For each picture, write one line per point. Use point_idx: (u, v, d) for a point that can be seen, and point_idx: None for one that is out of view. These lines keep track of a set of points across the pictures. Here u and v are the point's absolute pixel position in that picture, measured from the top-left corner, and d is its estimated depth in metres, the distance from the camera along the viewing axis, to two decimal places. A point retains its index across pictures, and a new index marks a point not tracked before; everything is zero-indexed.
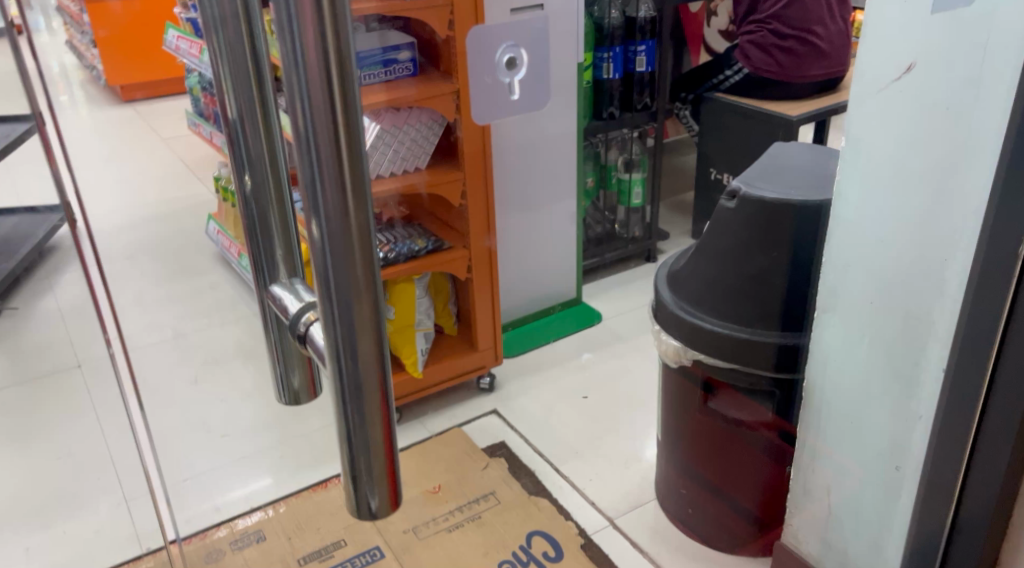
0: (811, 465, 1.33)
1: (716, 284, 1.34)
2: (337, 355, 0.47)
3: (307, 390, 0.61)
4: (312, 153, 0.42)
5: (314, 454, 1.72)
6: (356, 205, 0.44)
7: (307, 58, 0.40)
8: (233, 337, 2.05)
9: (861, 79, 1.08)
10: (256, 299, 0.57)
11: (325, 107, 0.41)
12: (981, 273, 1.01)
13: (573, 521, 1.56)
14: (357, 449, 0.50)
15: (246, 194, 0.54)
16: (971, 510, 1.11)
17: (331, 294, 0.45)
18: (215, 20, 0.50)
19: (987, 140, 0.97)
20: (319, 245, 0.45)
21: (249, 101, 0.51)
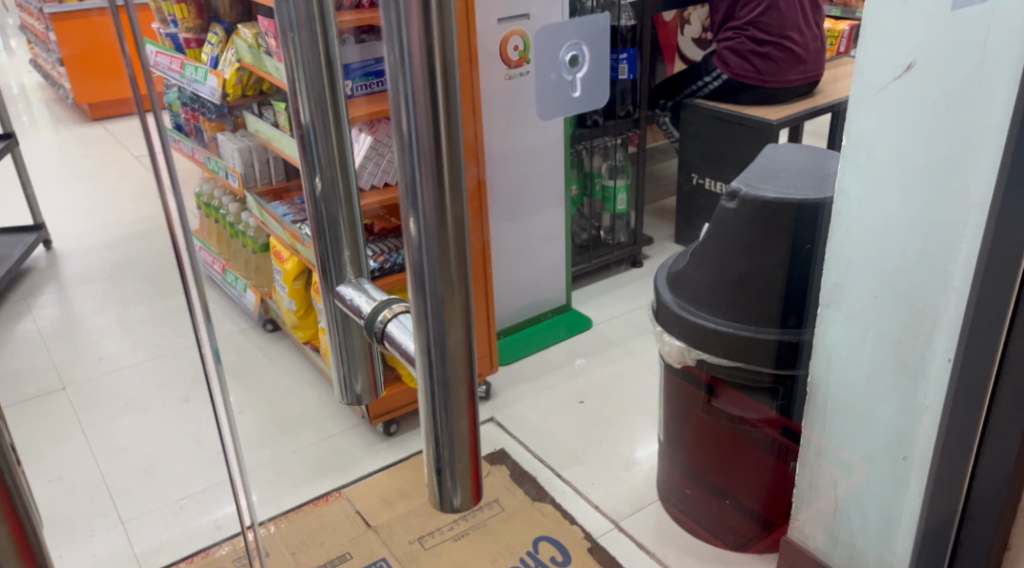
0: (816, 460, 1.35)
1: (716, 284, 1.35)
2: (427, 349, 0.48)
3: (369, 391, 0.61)
4: (415, 147, 0.43)
5: (313, 468, 1.72)
6: (452, 202, 0.45)
7: (414, 56, 0.41)
8: None
9: (861, 78, 1.11)
10: (323, 300, 0.57)
11: (429, 104, 0.42)
12: (988, 261, 1.03)
13: (578, 526, 1.58)
14: (444, 444, 0.50)
15: (315, 197, 0.55)
16: (980, 501, 1.12)
17: (425, 288, 0.46)
18: (290, 22, 0.50)
19: (988, 134, 1.01)
20: (415, 242, 0.46)
21: (322, 104, 0.52)
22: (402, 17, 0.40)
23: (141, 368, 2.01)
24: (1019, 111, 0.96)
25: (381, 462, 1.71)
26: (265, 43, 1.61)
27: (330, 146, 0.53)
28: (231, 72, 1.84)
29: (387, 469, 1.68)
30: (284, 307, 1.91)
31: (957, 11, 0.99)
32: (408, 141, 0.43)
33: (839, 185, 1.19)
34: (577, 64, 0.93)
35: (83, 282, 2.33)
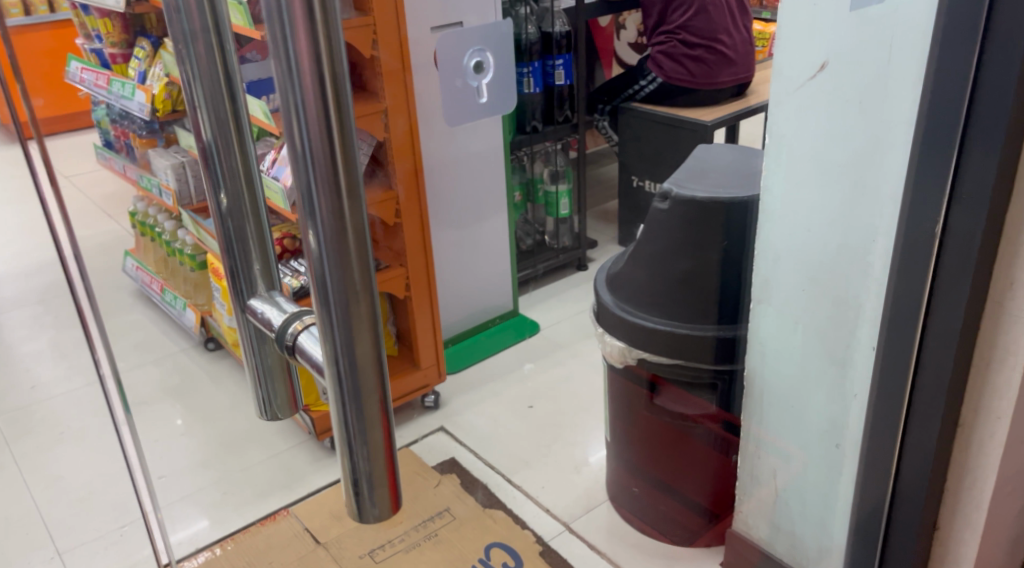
0: (756, 453, 1.37)
1: (653, 285, 1.36)
2: (335, 360, 0.47)
3: (287, 405, 0.60)
4: (308, 159, 0.42)
5: (260, 488, 1.70)
6: (351, 211, 0.44)
7: (302, 66, 0.40)
8: (163, 376, 1.99)
9: (779, 77, 1.14)
10: (235, 316, 0.56)
11: (319, 113, 0.41)
12: (903, 251, 1.04)
13: (529, 530, 1.58)
14: (358, 454, 0.50)
15: (221, 213, 0.54)
16: (907, 488, 1.13)
17: (329, 299, 0.46)
18: (184, 35, 0.49)
19: (898, 129, 1.03)
20: (315, 253, 0.45)
21: (221, 119, 0.51)
22: (286, 25, 0.40)
23: (79, 393, 1.97)
24: (924, 103, 0.97)
25: (327, 476, 1.65)
26: None
27: (231, 159, 0.52)
28: (160, 88, 1.80)
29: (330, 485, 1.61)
30: (224, 324, 1.88)
31: (856, 11, 1.02)
32: (301, 151, 0.42)
33: (764, 181, 1.21)
34: (481, 71, 0.85)
35: (16, 308, 2.26)
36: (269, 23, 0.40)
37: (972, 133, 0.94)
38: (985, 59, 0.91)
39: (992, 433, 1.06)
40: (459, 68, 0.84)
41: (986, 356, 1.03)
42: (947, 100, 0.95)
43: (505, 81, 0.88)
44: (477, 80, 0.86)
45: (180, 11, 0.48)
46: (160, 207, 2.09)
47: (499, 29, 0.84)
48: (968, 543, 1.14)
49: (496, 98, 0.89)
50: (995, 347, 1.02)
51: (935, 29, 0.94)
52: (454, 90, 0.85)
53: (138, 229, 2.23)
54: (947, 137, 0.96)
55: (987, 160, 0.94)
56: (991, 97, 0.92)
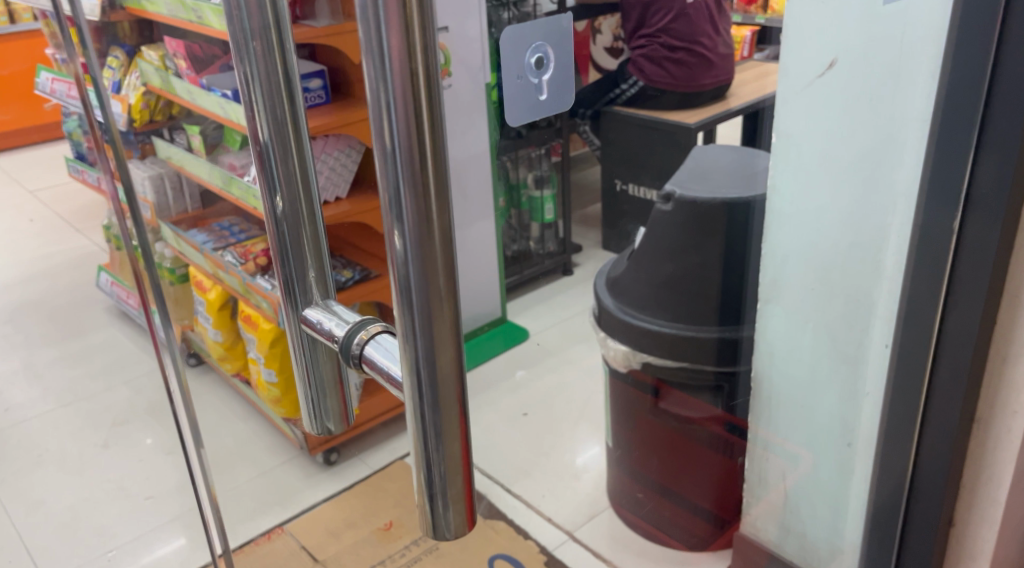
0: (764, 455, 1.37)
1: (657, 288, 1.35)
2: (416, 370, 0.45)
3: (340, 420, 0.57)
4: (397, 159, 0.40)
5: (247, 506, 1.63)
6: (439, 214, 0.42)
7: (394, 59, 0.38)
8: (144, 394, 1.93)
9: (787, 76, 1.13)
10: (288, 326, 0.53)
11: (410, 109, 0.39)
12: (918, 248, 1.04)
13: (533, 540, 1.56)
14: (436, 469, 0.47)
15: (276, 218, 0.51)
16: (924, 485, 1.13)
17: (413, 306, 0.43)
18: (243, 31, 0.46)
19: (911, 127, 1.02)
20: (399, 256, 0.42)
21: (279, 119, 0.48)
22: (379, 14, 0.37)
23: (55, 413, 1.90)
24: (939, 101, 0.97)
25: (322, 493, 1.65)
26: (173, 66, 1.67)
27: (289, 161, 0.49)
28: (136, 97, 1.75)
29: (331, 498, 1.64)
30: (208, 341, 1.80)
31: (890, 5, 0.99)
32: (390, 149, 0.40)
33: (770, 182, 1.21)
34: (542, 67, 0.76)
35: None
36: (361, 13, 0.38)
37: (989, 132, 0.93)
38: (1002, 57, 0.90)
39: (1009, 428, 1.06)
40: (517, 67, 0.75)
41: (1002, 353, 1.03)
42: (962, 98, 0.94)
43: (564, 80, 0.78)
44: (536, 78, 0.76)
45: (240, 6, 0.45)
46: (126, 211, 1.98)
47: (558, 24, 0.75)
48: (985, 540, 1.14)
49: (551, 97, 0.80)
50: (1011, 345, 1.01)
51: (950, 27, 0.94)
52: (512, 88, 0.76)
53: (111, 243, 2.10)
54: (963, 135, 0.96)
55: (1004, 160, 0.93)
56: (1009, 95, 0.90)
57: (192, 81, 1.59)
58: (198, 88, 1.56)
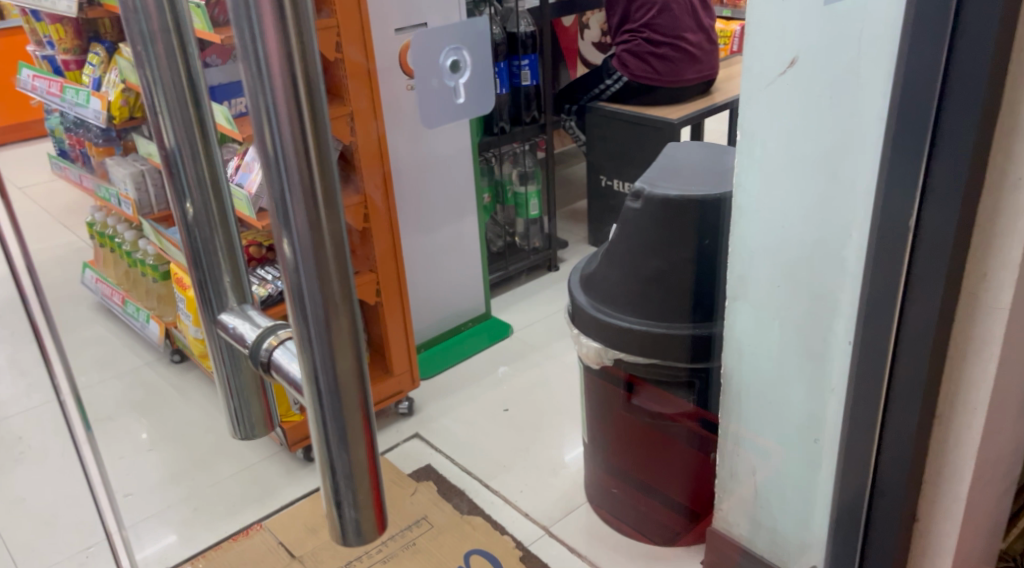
0: (734, 450, 1.37)
1: (629, 285, 1.35)
2: (315, 376, 0.45)
3: (263, 423, 0.57)
4: (282, 167, 0.40)
5: (229, 502, 1.65)
6: (329, 220, 0.42)
7: (273, 68, 0.38)
8: (125, 391, 1.93)
9: (750, 74, 1.13)
10: (204, 331, 0.54)
11: (292, 116, 0.39)
12: (878, 245, 1.04)
13: (509, 535, 1.56)
14: (340, 474, 0.47)
15: (187, 223, 0.51)
16: (887, 480, 1.13)
17: (307, 312, 0.43)
18: (143, 39, 0.46)
19: (869, 123, 1.02)
20: (291, 265, 0.43)
21: (186, 124, 0.48)
22: (256, 24, 0.38)
23: (37, 410, 1.90)
24: (895, 98, 0.97)
25: (301, 490, 1.65)
26: None
27: (197, 166, 0.50)
28: (116, 95, 1.74)
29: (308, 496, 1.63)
30: (190, 336, 1.84)
31: (830, 6, 1.01)
32: (275, 156, 0.40)
33: (737, 179, 1.20)
34: (457, 70, 0.82)
35: None
36: (237, 24, 0.38)
37: (943, 130, 0.93)
38: (955, 55, 0.90)
39: (969, 423, 1.07)
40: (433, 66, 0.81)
41: (962, 347, 1.04)
42: (917, 94, 0.94)
43: (483, 81, 0.83)
44: (452, 80, 0.82)
45: (138, 12, 0.46)
46: (119, 215, 2.04)
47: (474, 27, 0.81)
48: (949, 535, 1.15)
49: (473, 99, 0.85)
50: (971, 339, 1.03)
51: (904, 24, 0.94)
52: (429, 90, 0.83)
53: (98, 241, 2.14)
54: (918, 133, 0.95)
55: (958, 158, 0.93)
56: (961, 92, 0.91)
57: None
58: None
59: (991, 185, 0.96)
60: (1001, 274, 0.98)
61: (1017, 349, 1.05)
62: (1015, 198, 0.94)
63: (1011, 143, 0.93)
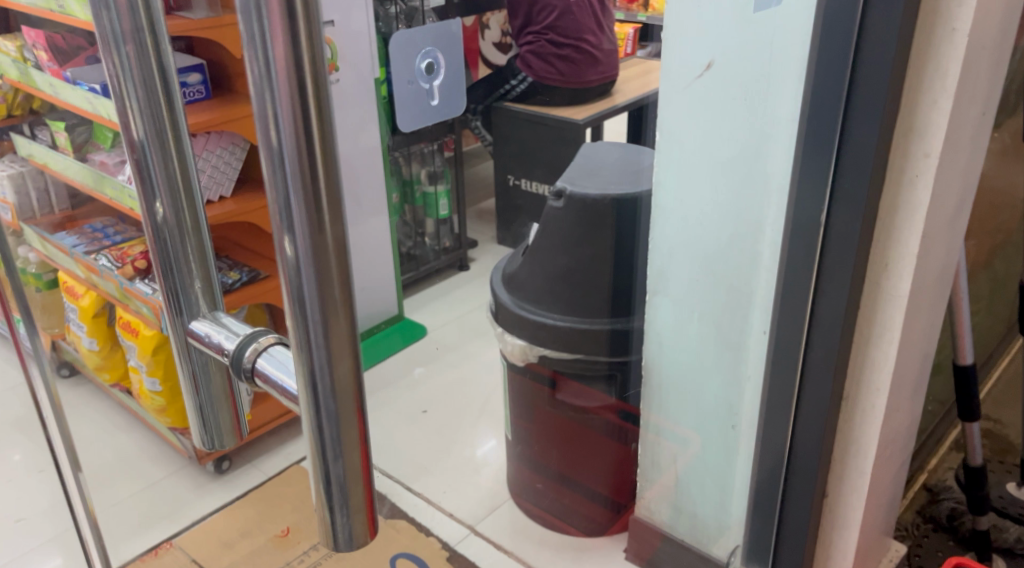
0: (656, 440, 1.40)
1: (552, 283, 1.36)
2: (312, 382, 0.43)
3: (233, 433, 0.55)
4: (284, 166, 0.39)
5: (135, 521, 1.57)
6: (332, 222, 0.41)
7: (279, 64, 0.37)
8: None
9: (668, 75, 1.15)
10: (175, 340, 0.51)
11: (298, 113, 0.38)
12: (792, 239, 1.09)
13: (434, 537, 1.56)
14: (334, 482, 0.46)
15: (156, 225, 0.48)
16: (801, 462, 1.18)
17: (306, 316, 0.42)
18: (114, 34, 0.44)
19: (783, 124, 1.07)
20: (291, 269, 0.41)
21: (159, 124, 0.46)
22: (263, 20, 0.36)
23: None
24: (806, 99, 1.01)
25: (214, 504, 1.59)
26: (31, 57, 1.56)
27: (170, 166, 0.47)
28: None
29: (223, 508, 1.59)
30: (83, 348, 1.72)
31: (760, 13, 1.04)
32: (278, 156, 0.39)
33: (655, 177, 1.23)
34: (433, 71, 0.87)
35: None
36: (243, 15, 0.37)
37: (850, 132, 0.98)
38: (861, 58, 0.94)
39: (873, 404, 1.13)
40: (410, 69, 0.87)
41: (867, 333, 1.10)
42: (827, 94, 0.99)
43: (455, 80, 0.89)
44: (428, 81, 0.88)
45: (108, 6, 0.43)
46: None
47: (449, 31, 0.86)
48: (855, 509, 1.21)
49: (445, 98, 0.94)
50: (874, 325, 1.09)
51: (814, 29, 0.98)
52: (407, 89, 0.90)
53: None
54: (828, 133, 1.00)
55: (863, 157, 0.98)
56: (866, 96, 0.95)
57: (55, 74, 1.50)
58: (61, 80, 1.49)
59: (890, 182, 1.02)
60: (900, 263, 1.04)
61: (914, 333, 1.12)
62: (912, 195, 1.01)
63: (909, 143, 0.99)
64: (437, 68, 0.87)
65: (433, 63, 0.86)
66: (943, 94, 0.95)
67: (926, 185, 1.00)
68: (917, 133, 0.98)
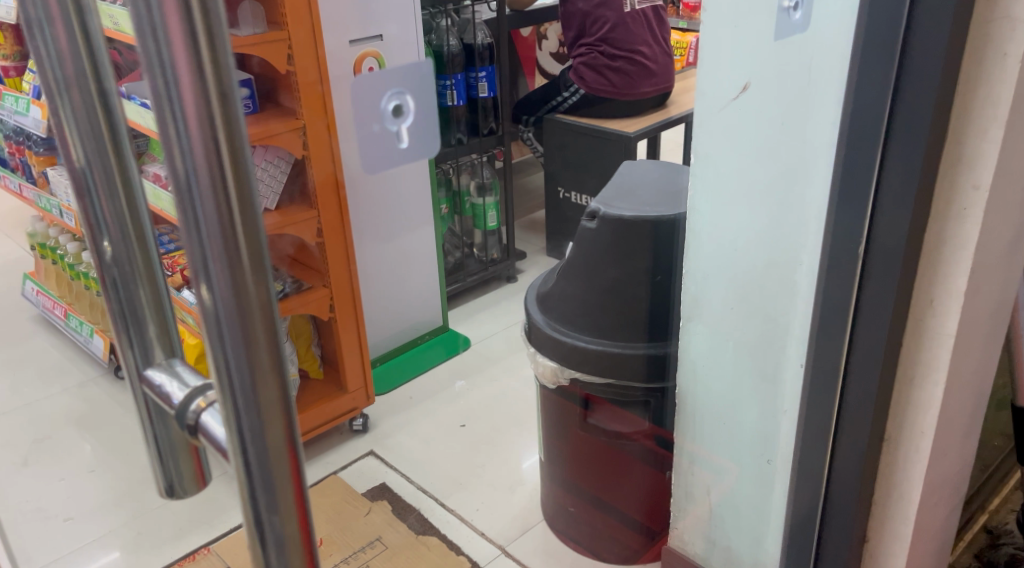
0: (689, 469, 1.36)
1: (583, 305, 1.32)
2: (241, 445, 0.42)
3: (194, 479, 0.54)
4: (200, 226, 0.38)
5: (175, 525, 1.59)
6: (256, 282, 0.40)
7: (190, 123, 0.36)
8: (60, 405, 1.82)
9: (703, 97, 1.12)
10: (129, 385, 0.51)
11: (212, 173, 0.37)
12: (828, 271, 1.03)
13: (464, 556, 1.53)
14: (270, 546, 0.45)
15: (106, 270, 0.48)
16: (837, 502, 1.12)
17: (232, 377, 0.41)
18: (57, 82, 0.43)
19: (820, 152, 1.02)
20: (214, 329, 0.40)
21: (107, 170, 0.46)
22: (169, 79, 0.35)
23: None
24: (845, 125, 0.96)
25: None
26: None
27: (117, 210, 0.47)
28: None
29: None
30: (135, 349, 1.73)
31: (781, 42, 1.01)
32: (194, 215, 0.38)
33: (690, 202, 1.19)
34: (401, 114, 0.80)
35: None
36: (150, 71, 0.36)
37: (890, 162, 0.92)
38: (903, 82, 0.89)
39: (916, 447, 1.07)
40: (377, 110, 0.78)
41: (909, 372, 1.04)
42: (867, 121, 0.93)
43: (422, 124, 0.83)
44: (395, 125, 0.80)
45: (50, 54, 0.43)
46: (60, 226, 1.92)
47: (418, 70, 0.78)
48: (897, 555, 1.15)
49: (414, 140, 0.84)
50: (917, 365, 1.03)
51: (854, 51, 0.92)
52: (371, 135, 0.80)
53: (39, 252, 2.05)
54: (867, 162, 0.95)
55: (905, 187, 0.92)
56: (907, 122, 0.89)
57: None
58: None
59: (936, 215, 0.95)
60: (946, 301, 0.97)
61: (963, 374, 1.05)
62: (960, 228, 0.94)
63: (957, 173, 0.92)
64: (407, 109, 0.80)
65: (402, 105, 0.79)
66: (997, 122, 0.87)
67: (976, 220, 0.92)
68: (965, 164, 0.91)
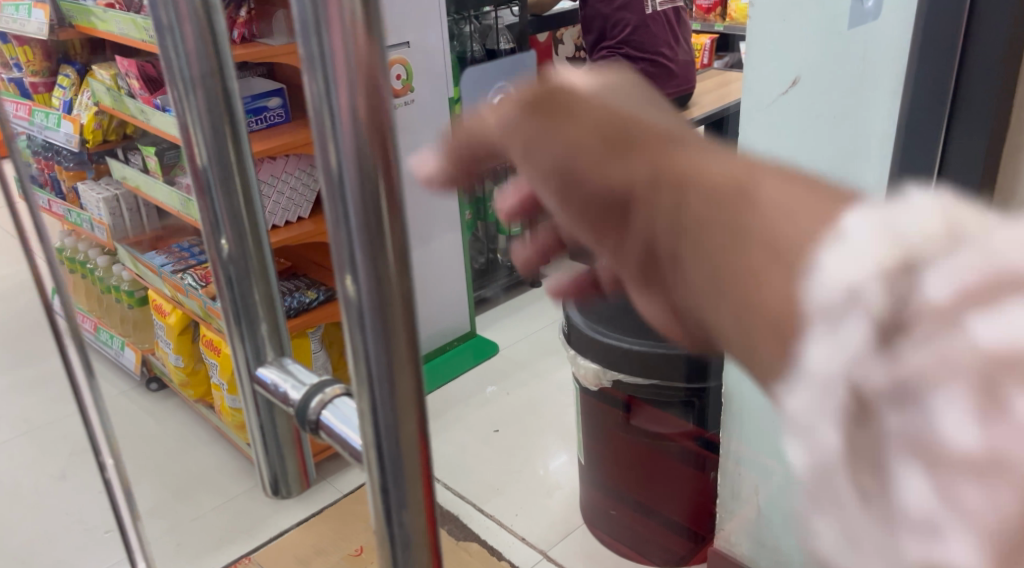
0: (735, 469, 1.36)
1: (624, 307, 1.33)
2: (377, 437, 0.43)
3: (299, 478, 0.55)
4: (348, 216, 0.38)
5: (213, 535, 1.57)
6: (397, 274, 0.40)
7: (343, 113, 0.37)
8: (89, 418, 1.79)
9: (750, 95, 1.13)
10: (242, 383, 0.51)
11: (361, 163, 0.37)
12: None
13: (505, 560, 1.52)
14: (398, 541, 0.45)
15: (222, 264, 0.48)
16: None
17: (370, 367, 0.41)
18: (183, 75, 0.44)
19: (872, 146, 1.02)
20: (355, 320, 0.41)
21: (226, 168, 0.46)
22: (327, 70, 0.36)
23: None
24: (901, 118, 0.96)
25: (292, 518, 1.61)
26: (125, 85, 1.57)
27: (234, 205, 0.47)
28: (88, 117, 1.67)
29: (300, 525, 1.59)
30: (168, 363, 1.74)
31: (853, 30, 0.98)
32: (343, 204, 0.38)
33: None
34: None
35: None
36: (308, 61, 0.36)
37: None
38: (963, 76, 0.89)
39: None
40: None
41: None
42: None
43: None
44: None
45: (177, 49, 0.43)
46: (90, 240, 1.93)
47: None
48: None
49: None
50: None
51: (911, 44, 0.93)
52: None
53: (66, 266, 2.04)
54: None
55: None
56: None
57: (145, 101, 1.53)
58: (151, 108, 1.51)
59: None
60: None
61: None
62: None
63: None
64: None
65: None
66: None
67: None
68: None
